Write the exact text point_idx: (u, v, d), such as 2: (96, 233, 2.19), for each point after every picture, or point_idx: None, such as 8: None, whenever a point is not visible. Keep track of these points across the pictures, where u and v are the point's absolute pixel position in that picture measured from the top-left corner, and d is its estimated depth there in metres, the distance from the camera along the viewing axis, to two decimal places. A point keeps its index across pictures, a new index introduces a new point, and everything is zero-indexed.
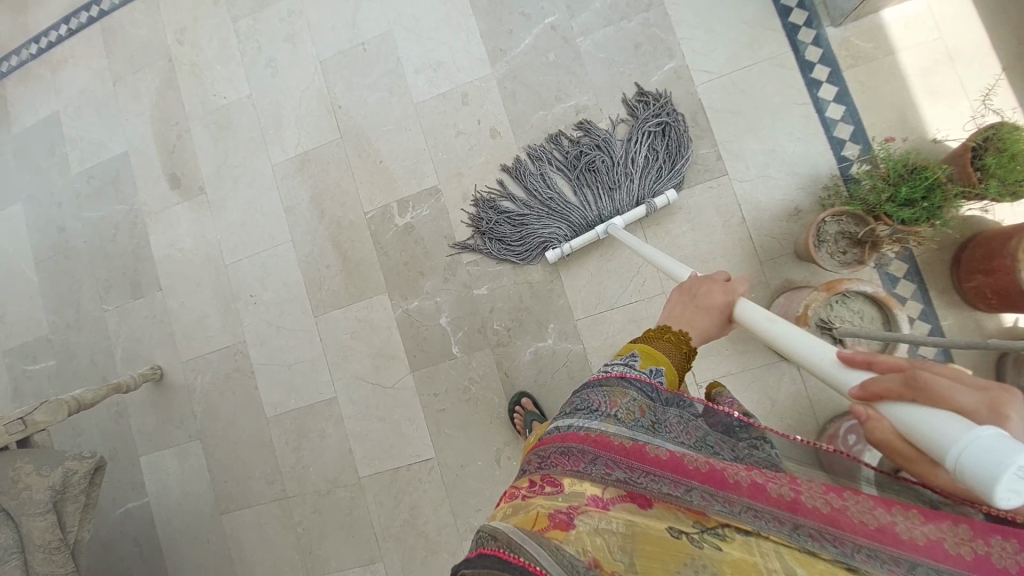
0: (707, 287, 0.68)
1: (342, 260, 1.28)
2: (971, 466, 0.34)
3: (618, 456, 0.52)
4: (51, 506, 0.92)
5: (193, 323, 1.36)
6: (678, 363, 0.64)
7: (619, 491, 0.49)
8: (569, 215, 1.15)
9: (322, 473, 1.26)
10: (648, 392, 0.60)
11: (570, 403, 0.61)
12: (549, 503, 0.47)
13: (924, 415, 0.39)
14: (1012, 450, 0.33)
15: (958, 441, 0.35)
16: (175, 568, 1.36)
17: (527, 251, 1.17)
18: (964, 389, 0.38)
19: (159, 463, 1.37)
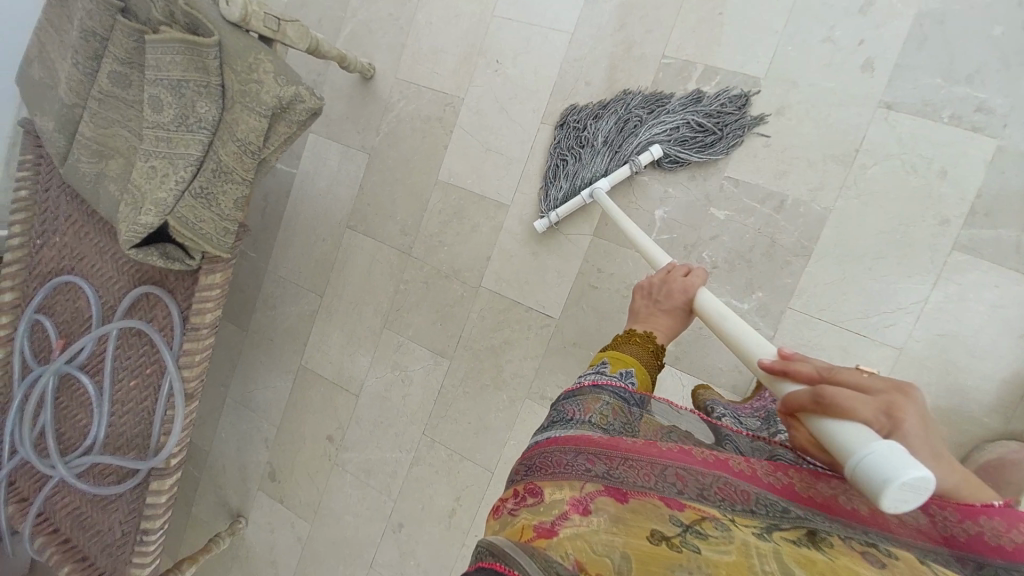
0: (664, 283, 0.80)
1: (606, 86, 1.10)
2: (863, 480, 0.45)
3: (595, 450, 0.59)
4: (269, 116, 0.89)
5: (426, 48, 1.25)
6: (647, 362, 0.75)
7: (597, 484, 0.55)
8: (589, 160, 1.07)
9: (450, 259, 1.27)
10: (622, 395, 0.68)
11: (548, 417, 0.68)
12: (534, 518, 0.52)
13: (837, 431, 0.50)
14: (894, 459, 0.44)
15: (855, 449, 0.47)
16: (283, 241, 1.43)
17: (540, 201, 1.14)
18: (864, 402, 0.50)
19: (322, 150, 1.36)
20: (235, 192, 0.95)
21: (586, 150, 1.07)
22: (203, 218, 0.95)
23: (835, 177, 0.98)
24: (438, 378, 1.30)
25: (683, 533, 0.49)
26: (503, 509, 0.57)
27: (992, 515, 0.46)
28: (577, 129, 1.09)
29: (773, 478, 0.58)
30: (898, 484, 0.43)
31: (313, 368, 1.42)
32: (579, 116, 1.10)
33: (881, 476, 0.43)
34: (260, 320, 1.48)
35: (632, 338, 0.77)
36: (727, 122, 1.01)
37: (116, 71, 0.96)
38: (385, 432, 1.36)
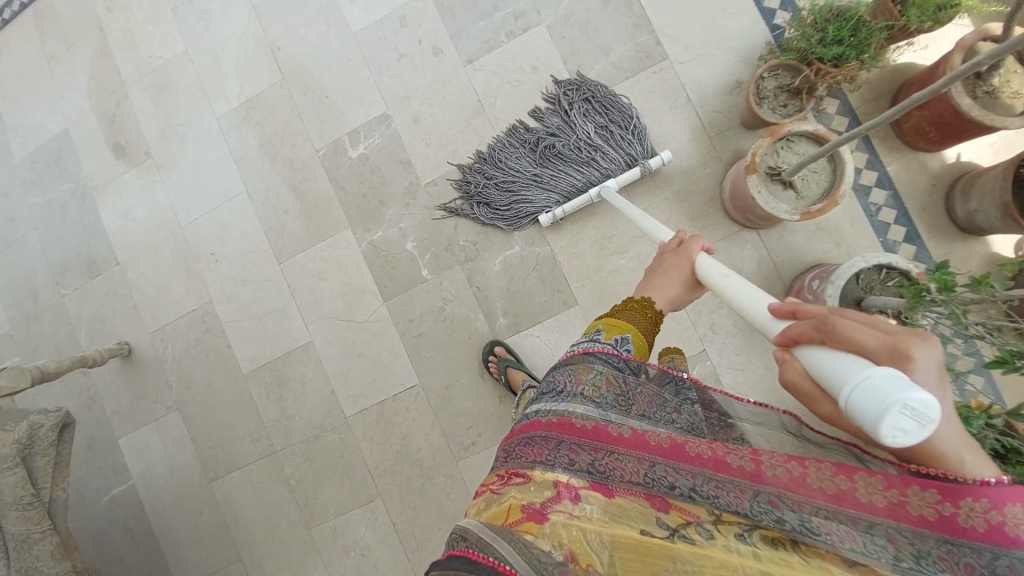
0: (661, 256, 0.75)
1: (302, 202, 1.28)
2: (863, 413, 0.37)
3: (585, 441, 0.57)
4: (19, 462, 0.90)
5: (157, 292, 1.34)
6: (646, 331, 0.68)
7: (582, 478, 0.54)
8: (557, 183, 1.13)
9: (308, 421, 1.25)
10: (614, 364, 0.64)
11: (540, 388, 0.65)
12: (519, 495, 0.50)
13: (835, 365, 0.41)
14: (895, 389, 0.36)
15: (852, 381, 0.39)
16: (170, 548, 1.31)
17: (502, 220, 1.16)
18: (869, 333, 0.42)
19: (139, 441, 1.33)
20: (47, 547, 0.92)
21: (533, 180, 1.14)
22: None
23: (482, 126, 1.19)
24: (386, 522, 1.22)
25: (669, 533, 0.48)
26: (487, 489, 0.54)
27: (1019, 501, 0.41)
28: (508, 151, 1.16)
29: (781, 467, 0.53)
30: (895, 413, 0.35)
31: None
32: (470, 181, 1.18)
33: (881, 399, 0.36)
34: None
35: (628, 305, 0.71)
36: (613, 115, 1.12)
37: None
38: None
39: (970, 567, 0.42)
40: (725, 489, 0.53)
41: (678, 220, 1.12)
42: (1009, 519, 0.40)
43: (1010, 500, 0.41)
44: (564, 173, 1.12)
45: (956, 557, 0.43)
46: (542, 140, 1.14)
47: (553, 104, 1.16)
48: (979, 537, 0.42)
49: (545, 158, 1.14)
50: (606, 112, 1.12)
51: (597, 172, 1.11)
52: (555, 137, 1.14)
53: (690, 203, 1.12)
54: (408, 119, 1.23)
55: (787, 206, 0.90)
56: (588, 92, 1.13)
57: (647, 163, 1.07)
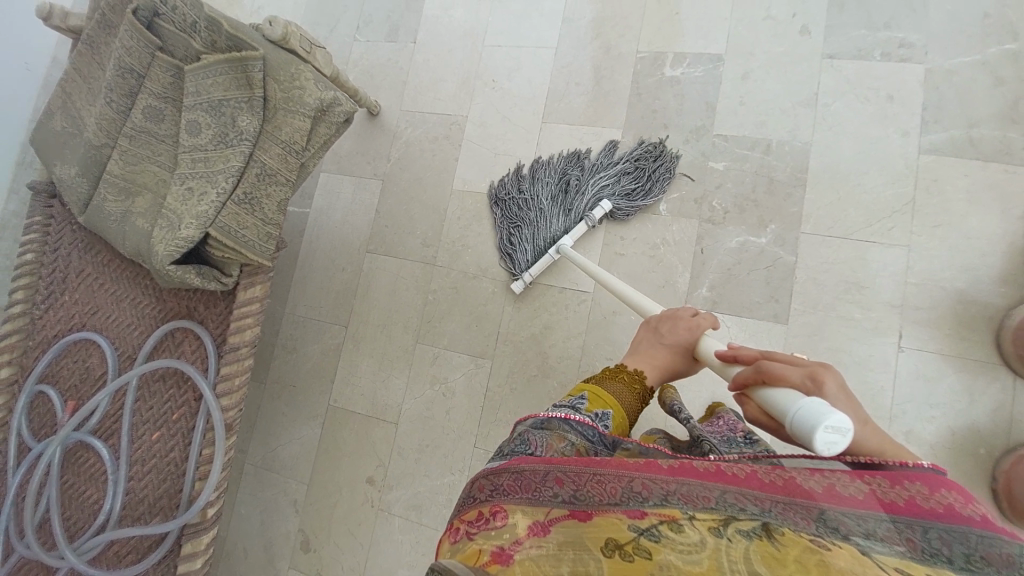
0: (671, 323, 0.86)
1: (596, 86, 1.29)
2: (800, 431, 0.51)
3: (565, 470, 0.60)
4: (311, 116, 0.97)
5: (428, 82, 1.42)
6: (628, 404, 0.75)
7: (564, 508, 0.57)
8: (551, 218, 1.20)
9: (476, 259, 1.30)
10: (589, 437, 0.67)
11: (511, 444, 0.67)
12: (494, 540, 0.55)
13: (776, 395, 0.56)
14: (817, 410, 0.50)
15: (789, 409, 0.53)
16: (299, 281, 1.41)
17: (509, 265, 1.25)
18: (793, 372, 0.58)
19: (335, 185, 1.43)
20: (277, 195, 0.99)
21: (538, 215, 1.21)
22: (246, 224, 0.97)
23: (805, 119, 1.15)
24: (482, 381, 1.24)
25: (639, 539, 0.50)
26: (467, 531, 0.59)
27: (913, 480, 0.51)
28: (527, 178, 1.26)
29: (737, 468, 0.57)
30: (823, 428, 0.49)
31: (343, 406, 1.33)
32: (505, 187, 1.28)
33: (809, 420, 0.50)
34: (278, 367, 1.39)
35: (617, 376, 0.79)
36: (654, 163, 1.19)
37: (152, 106, 1.03)
38: (432, 456, 1.24)
39: (944, 542, 0.46)
40: (694, 495, 0.54)
41: (942, 315, 1.03)
42: (916, 494, 0.50)
43: (903, 480, 0.51)
44: (552, 214, 1.20)
45: (918, 537, 0.47)
46: (564, 175, 1.23)
47: (606, 160, 1.22)
48: (907, 513, 0.49)
49: (563, 188, 1.22)
50: (622, 185, 1.18)
51: (558, 226, 1.19)
52: (574, 174, 1.22)
53: (964, 308, 1.03)
54: (736, 75, 1.20)
55: None
56: (629, 161, 1.20)
57: (591, 216, 1.17)
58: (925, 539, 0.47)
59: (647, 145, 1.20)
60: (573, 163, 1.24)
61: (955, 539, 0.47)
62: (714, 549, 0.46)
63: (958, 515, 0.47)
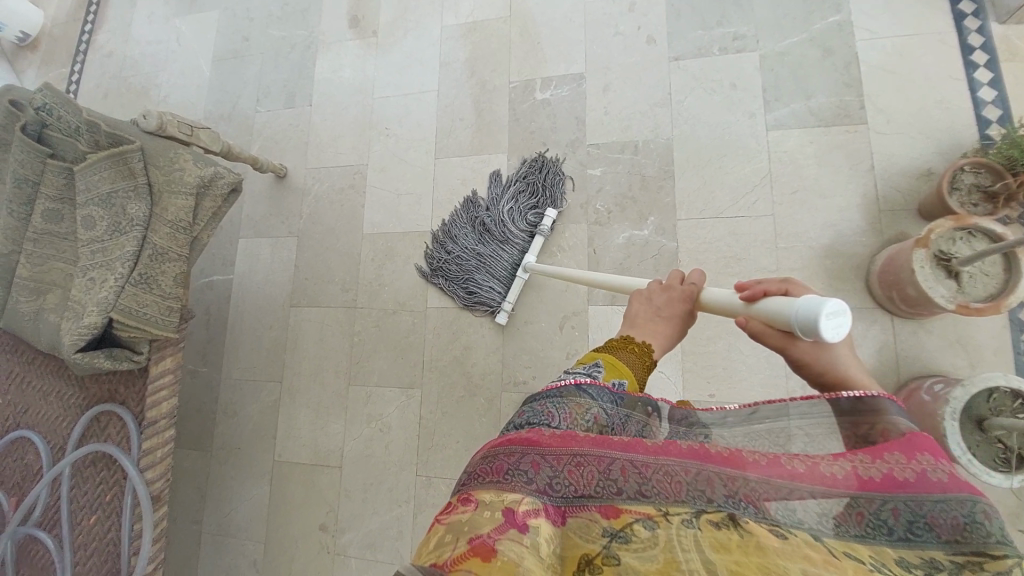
0: (665, 294, 0.80)
1: (478, 117, 1.38)
2: (804, 325, 0.55)
3: (552, 451, 0.54)
4: (194, 193, 1.04)
5: (328, 139, 1.51)
6: (641, 374, 0.71)
7: (541, 499, 0.51)
8: (494, 262, 1.25)
9: (393, 295, 1.36)
10: (603, 399, 0.63)
11: (523, 416, 0.61)
12: (467, 530, 0.47)
13: (777, 302, 0.60)
14: (819, 304, 0.54)
15: (793, 311, 0.57)
16: (232, 346, 1.45)
17: (483, 304, 1.26)
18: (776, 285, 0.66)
19: (254, 248, 1.50)
20: (173, 270, 1.05)
21: (489, 252, 1.26)
22: (146, 303, 1.02)
23: (664, 116, 1.25)
24: (415, 411, 1.28)
25: (609, 542, 0.48)
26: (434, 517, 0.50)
27: (893, 452, 0.53)
28: (448, 241, 1.31)
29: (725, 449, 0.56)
30: (825, 316, 0.53)
31: (288, 461, 1.35)
32: (433, 257, 1.32)
33: (811, 311, 0.54)
34: (222, 433, 1.41)
35: (628, 346, 0.74)
36: (537, 174, 1.27)
37: (49, 208, 1.09)
38: (378, 494, 1.27)
39: (895, 513, 0.49)
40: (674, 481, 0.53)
41: (814, 273, 1.11)
42: (891, 466, 0.51)
43: (882, 453, 0.53)
44: (493, 257, 1.26)
45: (870, 511, 0.49)
46: (478, 219, 1.29)
47: (507, 184, 1.30)
48: (877, 488, 0.50)
49: (483, 233, 1.28)
50: (534, 195, 1.26)
51: (514, 254, 1.25)
52: (484, 214, 1.29)
53: (833, 262, 1.11)
54: (598, 88, 1.31)
55: (945, 292, 0.93)
56: (525, 174, 1.28)
57: (544, 228, 1.21)
58: (878, 511, 0.49)
59: (531, 158, 1.29)
60: (471, 207, 1.32)
61: (906, 509, 0.48)
62: (670, 539, 0.46)
63: (927, 483, 0.49)
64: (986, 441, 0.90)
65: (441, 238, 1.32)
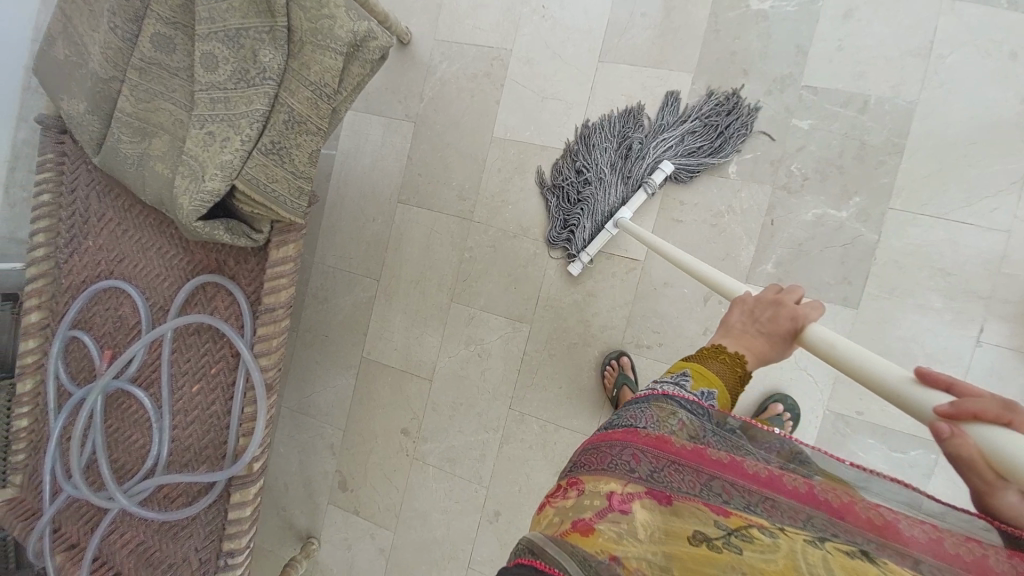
0: (763, 308, 0.73)
1: (666, 18, 1.10)
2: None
3: (655, 453, 0.59)
4: (345, 53, 0.84)
5: (468, 5, 1.23)
6: (732, 387, 0.70)
7: (644, 486, 0.57)
8: (604, 195, 1.09)
9: (517, 217, 1.20)
10: (690, 408, 0.64)
11: (611, 418, 0.67)
12: (573, 513, 0.55)
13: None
14: None
15: None
16: (327, 230, 1.35)
17: (564, 242, 1.14)
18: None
19: (362, 125, 1.31)
20: (309, 146, 0.89)
21: (593, 185, 1.10)
22: (275, 179, 0.88)
23: (913, 72, 0.98)
24: (519, 346, 1.21)
25: (727, 536, 0.50)
26: (552, 503, 0.59)
27: None
28: (581, 151, 1.13)
29: (830, 495, 0.56)
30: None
31: (377, 360, 1.32)
32: (563, 163, 1.15)
33: None
34: (310, 317, 1.37)
35: (719, 355, 0.72)
36: (727, 120, 1.04)
37: (162, 34, 0.92)
38: (467, 415, 1.25)
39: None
40: (779, 510, 0.54)
41: None
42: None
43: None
44: (603, 190, 1.09)
45: None
46: (626, 141, 1.09)
47: (677, 112, 1.07)
48: None
49: (624, 159, 1.09)
50: (697, 141, 1.05)
51: (619, 196, 1.09)
52: (636, 138, 1.08)
53: None
54: (836, 13, 1.02)
55: None
56: (709, 111, 1.05)
57: (654, 181, 1.05)
58: None
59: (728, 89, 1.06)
60: (626, 124, 1.10)
61: None
62: (791, 548, 0.47)
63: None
64: None
65: (579, 147, 1.13)
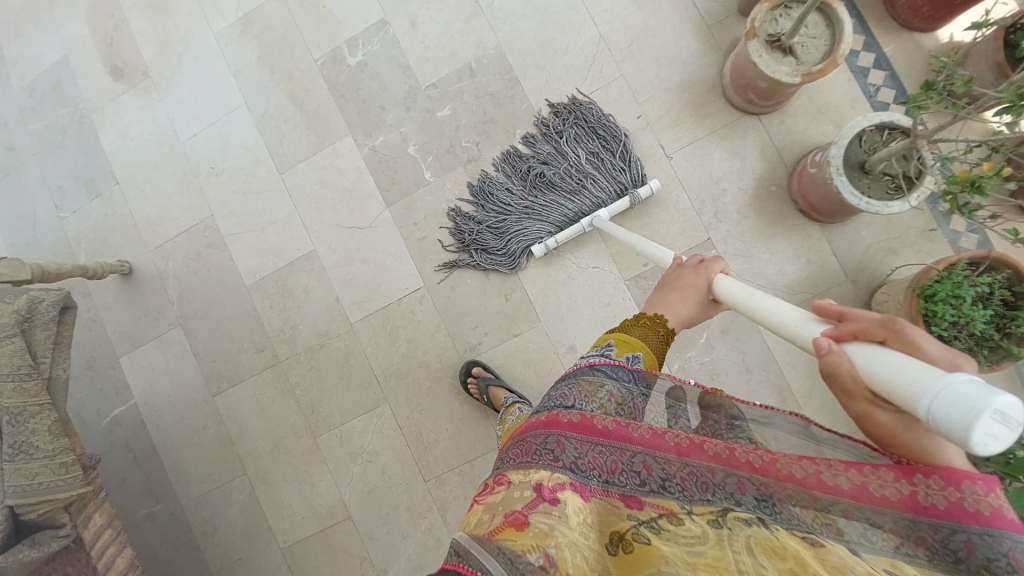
0: (679, 274, 0.78)
1: (302, 112, 1.26)
2: (934, 410, 0.37)
3: (580, 439, 0.60)
4: (17, 330, 0.89)
5: (156, 208, 1.32)
6: (659, 346, 0.72)
7: (566, 474, 0.56)
8: (548, 215, 1.13)
9: (314, 328, 1.24)
10: (621, 378, 0.66)
11: (542, 396, 0.67)
12: (501, 506, 0.53)
13: (900, 365, 0.41)
14: (986, 392, 0.35)
15: (928, 390, 0.38)
16: (175, 467, 1.30)
17: (503, 264, 1.15)
18: (923, 337, 0.44)
19: (141, 359, 1.32)
20: (44, 422, 0.89)
21: (533, 213, 1.13)
22: (35, 472, 0.86)
23: (481, 26, 1.19)
24: (392, 427, 1.21)
25: (638, 529, 0.52)
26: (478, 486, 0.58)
27: (932, 474, 0.45)
28: (499, 201, 1.15)
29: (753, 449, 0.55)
30: (979, 417, 0.34)
31: (295, 540, 1.24)
32: (463, 227, 1.17)
33: (958, 404, 0.35)
34: (215, 555, 1.28)
35: (640, 321, 0.74)
36: (598, 121, 1.13)
37: None
38: (399, 517, 1.20)
39: (921, 542, 0.45)
40: (696, 479, 0.55)
41: (679, 109, 1.13)
42: (918, 489, 0.45)
43: (916, 474, 0.46)
44: (556, 204, 1.12)
45: (933, 539, 0.45)
46: (535, 168, 1.13)
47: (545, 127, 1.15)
48: (937, 516, 0.44)
49: (537, 188, 1.14)
50: (601, 138, 1.12)
51: (584, 204, 1.11)
52: (546, 165, 1.13)
53: (690, 92, 1.13)
54: (403, 29, 1.22)
55: (789, 69, 0.93)
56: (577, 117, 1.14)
57: (636, 192, 1.09)
58: (944, 541, 0.44)
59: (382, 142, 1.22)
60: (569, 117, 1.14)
61: (982, 544, 0.43)
62: (719, 540, 0.47)
63: (962, 514, 0.43)
64: (874, 177, 0.92)
65: (478, 195, 1.17)
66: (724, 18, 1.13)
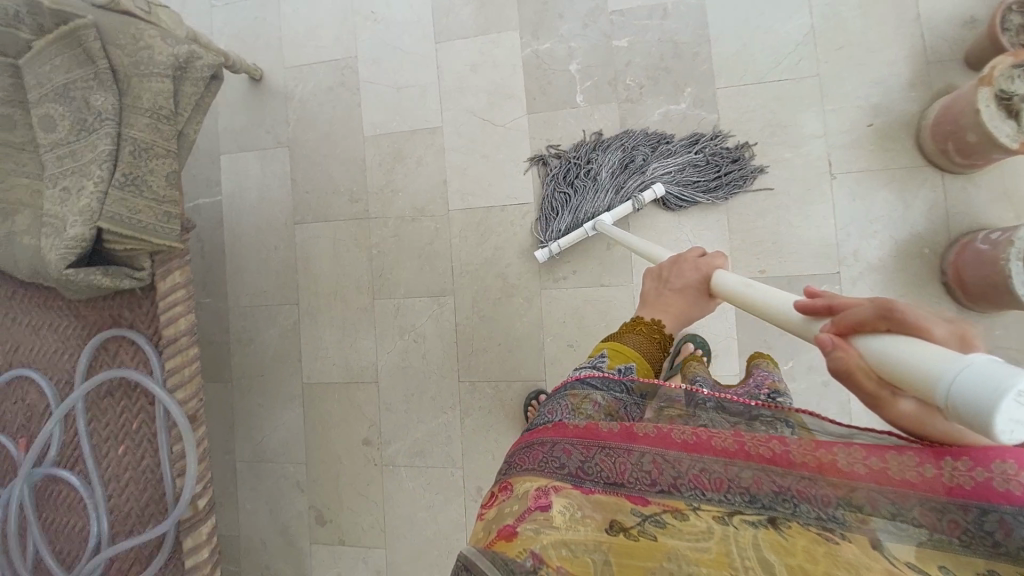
0: (678, 268, 0.82)
1: None
2: (972, 401, 0.35)
3: (575, 443, 0.62)
4: (171, 74, 0.90)
5: (305, 29, 1.31)
6: (649, 355, 0.77)
7: (569, 481, 0.59)
8: (580, 206, 1.12)
9: (412, 200, 1.25)
10: (615, 391, 0.70)
11: (538, 415, 0.71)
12: (498, 521, 0.56)
13: (919, 355, 0.40)
14: (1011, 374, 0.33)
15: (951, 372, 0.37)
16: (235, 274, 1.35)
17: (539, 232, 1.16)
18: (933, 319, 0.42)
19: (240, 165, 1.34)
20: (162, 168, 0.91)
21: (578, 192, 1.13)
22: (137, 208, 0.89)
23: None
24: (449, 319, 1.23)
25: (642, 523, 0.52)
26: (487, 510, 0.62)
27: (958, 455, 0.43)
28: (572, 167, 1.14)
29: (764, 446, 0.54)
30: (1011, 398, 0.33)
31: (320, 381, 1.30)
32: (546, 162, 1.17)
33: (987, 389, 0.33)
34: (242, 364, 1.34)
35: (637, 327, 0.81)
36: (733, 167, 1.09)
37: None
38: (422, 402, 1.24)
39: (1003, 529, 0.41)
40: (708, 477, 0.54)
41: (859, 133, 1.08)
42: (945, 471, 0.44)
43: (944, 455, 0.44)
44: (592, 198, 1.11)
45: (968, 518, 0.42)
46: (631, 157, 1.12)
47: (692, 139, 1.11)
48: (969, 496, 0.42)
49: (620, 170, 1.11)
50: (706, 163, 1.09)
51: (596, 209, 1.11)
52: (637, 156, 1.11)
53: (877, 121, 1.07)
54: None
55: (1011, 132, 0.89)
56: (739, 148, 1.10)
57: (641, 198, 1.08)
58: (980, 521, 0.42)
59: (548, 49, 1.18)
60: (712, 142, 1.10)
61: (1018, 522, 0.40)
62: (722, 536, 0.47)
63: (995, 494, 0.41)
64: None
65: (579, 148, 1.15)
66: (946, 59, 1.06)
